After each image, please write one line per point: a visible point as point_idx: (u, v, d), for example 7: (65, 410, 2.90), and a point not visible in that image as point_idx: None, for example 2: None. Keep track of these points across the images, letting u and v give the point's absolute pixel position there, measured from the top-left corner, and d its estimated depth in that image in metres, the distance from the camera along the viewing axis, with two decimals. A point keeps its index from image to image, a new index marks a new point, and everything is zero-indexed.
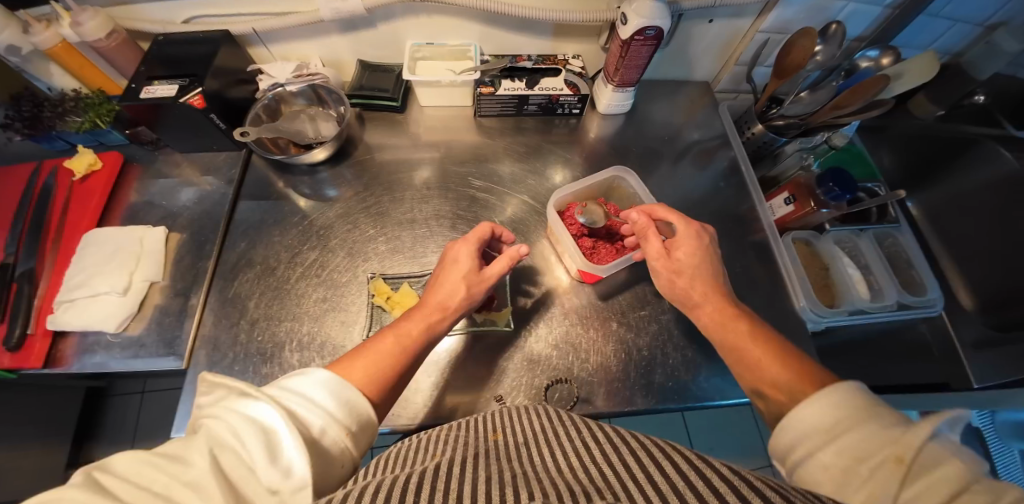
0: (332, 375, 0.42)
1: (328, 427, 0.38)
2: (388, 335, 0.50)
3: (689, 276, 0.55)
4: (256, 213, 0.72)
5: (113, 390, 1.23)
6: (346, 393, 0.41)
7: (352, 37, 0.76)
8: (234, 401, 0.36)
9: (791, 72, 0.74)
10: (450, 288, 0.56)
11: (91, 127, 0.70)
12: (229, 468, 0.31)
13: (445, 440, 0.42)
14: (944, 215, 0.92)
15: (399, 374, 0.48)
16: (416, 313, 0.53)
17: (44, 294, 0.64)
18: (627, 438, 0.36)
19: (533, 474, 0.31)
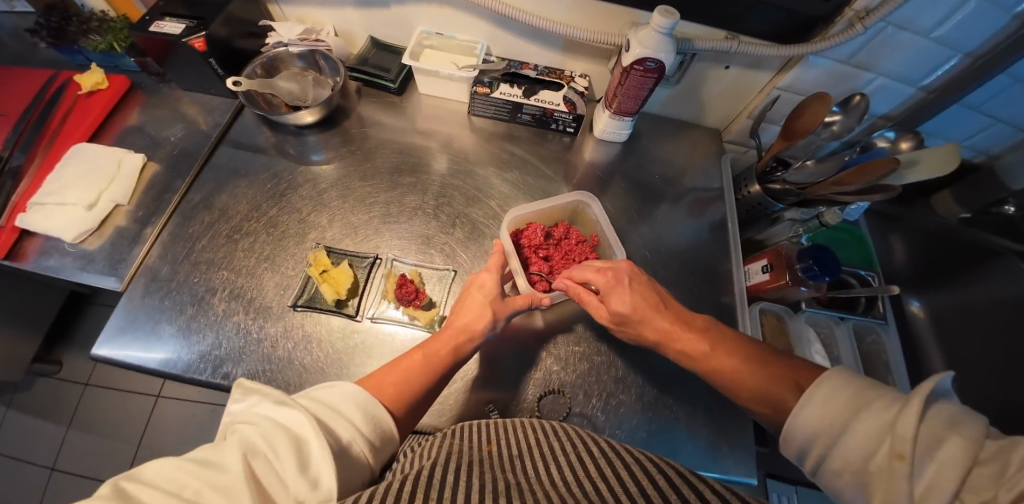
0: (360, 389, 0.42)
1: (354, 440, 0.38)
2: (416, 351, 0.52)
3: (638, 324, 0.54)
4: (233, 161, 0.74)
5: (94, 298, 1.29)
6: (372, 408, 0.41)
7: (365, 13, 0.77)
8: (268, 409, 0.37)
9: (799, 135, 0.69)
10: (474, 312, 0.56)
11: (107, 48, 0.75)
12: (261, 474, 0.31)
13: (441, 448, 0.43)
14: (949, 322, 0.85)
15: (427, 389, 0.49)
16: (442, 332, 0.54)
17: (23, 192, 0.67)
18: (621, 453, 0.38)
19: (528, 484, 0.33)
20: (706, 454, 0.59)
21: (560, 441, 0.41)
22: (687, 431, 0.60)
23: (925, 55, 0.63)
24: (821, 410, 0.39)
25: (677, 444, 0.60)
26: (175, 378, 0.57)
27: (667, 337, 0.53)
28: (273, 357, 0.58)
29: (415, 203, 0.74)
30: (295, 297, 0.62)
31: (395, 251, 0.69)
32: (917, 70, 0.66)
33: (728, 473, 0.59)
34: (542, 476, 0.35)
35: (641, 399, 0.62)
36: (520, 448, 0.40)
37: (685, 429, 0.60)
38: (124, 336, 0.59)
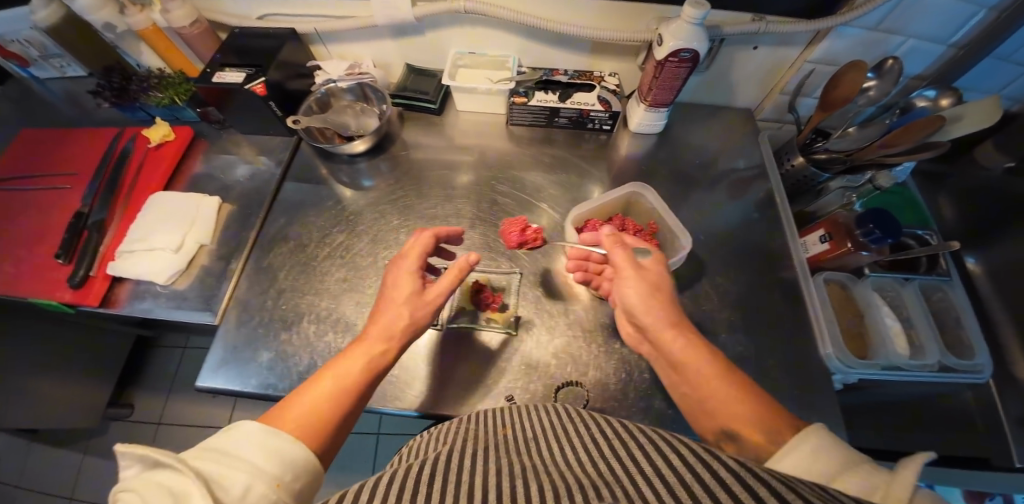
0: (259, 426, 0.38)
1: (253, 485, 0.34)
2: (326, 376, 0.46)
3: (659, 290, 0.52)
4: (297, 195, 0.79)
5: (157, 341, 1.36)
6: (276, 444, 0.37)
7: (401, 43, 0.82)
8: (154, 474, 0.31)
9: (837, 105, 0.71)
10: (388, 315, 0.53)
11: (168, 102, 0.81)
12: None
13: (455, 434, 0.44)
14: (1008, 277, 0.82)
15: (341, 419, 0.44)
16: (352, 350, 0.49)
17: (109, 243, 0.73)
18: (631, 448, 0.34)
19: (544, 468, 0.33)
20: None
21: (570, 425, 0.41)
22: None
23: (952, 13, 0.64)
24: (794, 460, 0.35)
25: None
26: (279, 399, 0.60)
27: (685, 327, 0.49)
28: None
29: (472, 214, 0.78)
30: (375, 310, 0.67)
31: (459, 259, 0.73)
32: (947, 28, 0.67)
33: None
34: (553, 459, 0.34)
35: None
36: (532, 433, 0.41)
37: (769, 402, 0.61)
38: (224, 368, 0.63)
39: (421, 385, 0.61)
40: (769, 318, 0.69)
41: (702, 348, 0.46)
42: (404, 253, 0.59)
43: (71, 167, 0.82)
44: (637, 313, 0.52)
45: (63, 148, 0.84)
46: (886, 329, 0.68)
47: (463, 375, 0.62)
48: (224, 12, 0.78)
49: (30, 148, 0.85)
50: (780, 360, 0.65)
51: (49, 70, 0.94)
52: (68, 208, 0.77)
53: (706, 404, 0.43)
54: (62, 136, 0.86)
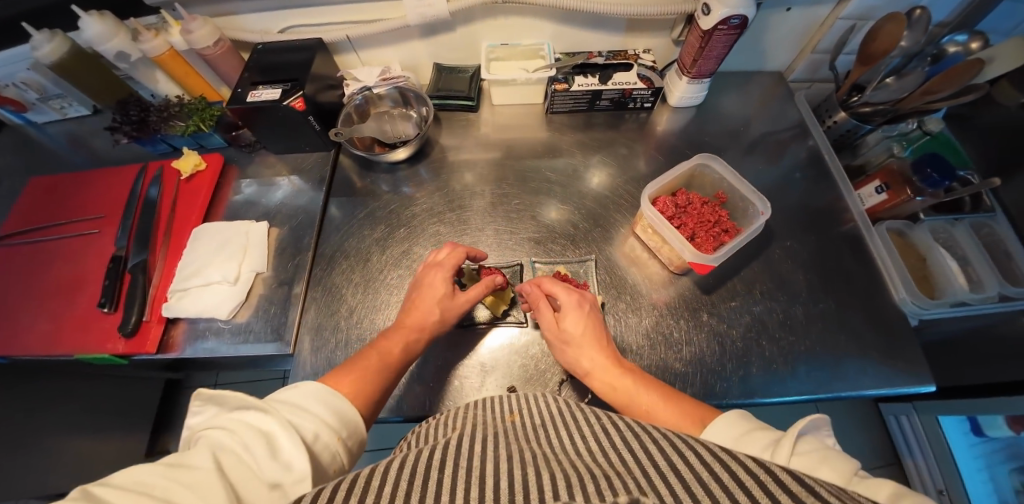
0: (325, 388, 0.44)
1: (321, 432, 0.40)
2: (370, 353, 0.52)
3: (576, 345, 0.56)
4: (344, 210, 0.76)
5: (188, 381, 1.31)
6: (334, 402, 0.43)
7: (431, 41, 0.80)
8: (236, 414, 0.39)
9: (877, 59, 0.71)
10: (425, 310, 0.58)
11: (194, 130, 0.77)
12: (231, 468, 0.34)
13: (464, 418, 0.45)
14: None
15: (383, 388, 0.50)
16: (392, 332, 0.56)
17: (157, 284, 0.69)
18: (640, 431, 0.36)
19: (551, 453, 0.34)
20: (886, 372, 0.61)
21: (579, 411, 0.43)
22: (861, 355, 0.62)
23: None
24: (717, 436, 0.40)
25: (856, 370, 0.61)
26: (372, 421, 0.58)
27: (600, 364, 0.53)
28: (462, 374, 0.62)
29: (529, 208, 0.77)
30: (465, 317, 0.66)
31: (532, 254, 0.73)
32: None
33: (909, 387, 0.60)
34: (565, 447, 0.35)
35: (807, 336, 0.64)
36: (542, 418, 0.43)
37: (858, 353, 0.63)
38: None
39: (518, 382, 0.61)
40: (841, 271, 0.69)
41: (625, 376, 0.52)
42: (435, 262, 0.63)
43: (97, 211, 0.77)
44: (574, 364, 0.56)
45: (83, 191, 0.79)
46: (949, 269, 0.70)
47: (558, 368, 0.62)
48: (242, 28, 0.75)
49: (42, 197, 0.79)
50: (859, 311, 0.66)
51: (49, 113, 0.88)
52: (102, 253, 0.72)
53: (650, 414, 0.47)
54: (78, 178, 0.81)
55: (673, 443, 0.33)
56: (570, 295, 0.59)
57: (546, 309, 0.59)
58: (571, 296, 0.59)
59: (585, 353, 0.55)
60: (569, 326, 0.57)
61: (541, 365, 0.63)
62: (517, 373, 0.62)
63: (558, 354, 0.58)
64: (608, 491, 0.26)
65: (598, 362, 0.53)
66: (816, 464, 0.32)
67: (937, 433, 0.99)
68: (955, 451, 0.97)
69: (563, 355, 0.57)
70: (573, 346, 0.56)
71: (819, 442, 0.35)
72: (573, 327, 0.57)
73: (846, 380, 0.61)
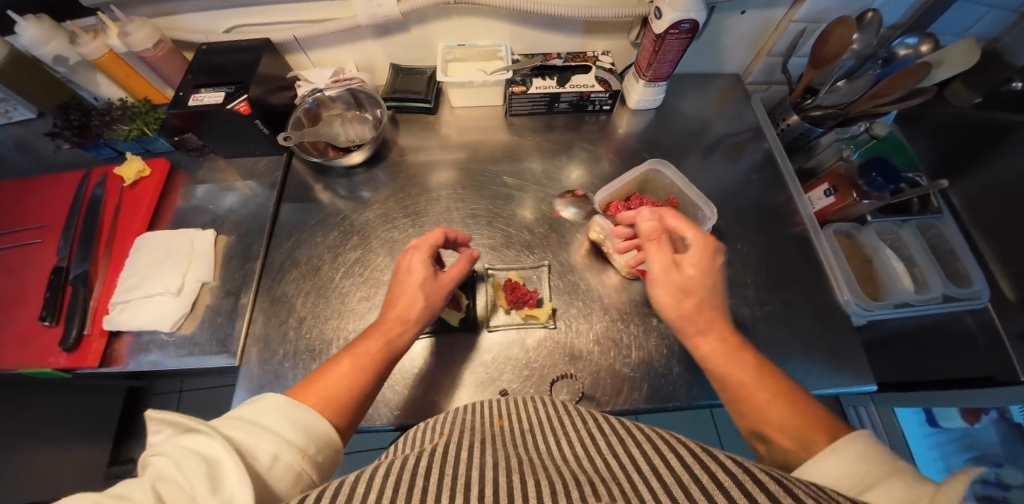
0: (282, 397, 0.42)
1: (281, 452, 0.37)
2: (344, 356, 0.50)
3: (698, 299, 0.48)
4: (298, 215, 0.74)
5: (153, 389, 1.28)
6: (302, 416, 0.41)
7: (386, 41, 0.78)
8: (180, 437, 0.35)
9: (827, 63, 0.72)
10: (408, 298, 0.56)
11: (138, 135, 0.74)
12: (170, 500, 0.28)
13: (453, 424, 0.43)
14: (982, 204, 0.87)
15: (360, 391, 0.48)
16: (373, 330, 0.54)
17: (98, 296, 0.67)
18: (636, 434, 0.35)
19: (537, 461, 0.32)
20: (829, 372, 0.63)
21: (569, 417, 0.41)
22: (805, 356, 0.64)
23: None
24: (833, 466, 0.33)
25: (801, 370, 0.63)
26: None
27: (718, 323, 0.47)
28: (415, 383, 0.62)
29: (486, 212, 0.77)
30: (413, 326, 0.65)
31: (487, 261, 0.72)
32: None
33: (849, 386, 0.62)
34: (557, 455, 0.34)
35: (755, 339, 0.65)
36: (530, 425, 0.41)
37: (802, 354, 0.64)
38: None
39: (471, 392, 0.59)
40: (789, 273, 0.71)
41: (739, 352, 0.45)
42: (414, 244, 0.61)
43: (38, 219, 0.74)
44: (668, 310, 0.50)
45: (21, 199, 0.76)
46: (893, 269, 0.73)
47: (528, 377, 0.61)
48: (186, 28, 0.72)
49: None
50: (805, 313, 0.67)
51: None
52: (43, 264, 0.69)
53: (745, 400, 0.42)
54: (17, 186, 0.77)
55: (657, 447, 0.32)
56: (702, 237, 0.51)
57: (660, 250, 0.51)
58: (702, 239, 0.51)
59: (701, 308, 0.48)
60: (694, 277, 0.49)
61: (506, 359, 0.63)
62: (471, 384, 0.61)
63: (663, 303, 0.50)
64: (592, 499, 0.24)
65: (717, 324, 0.47)
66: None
67: (891, 420, 1.05)
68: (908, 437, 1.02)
69: (668, 302, 0.50)
70: (694, 298, 0.49)
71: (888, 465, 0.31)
72: (697, 272, 0.49)
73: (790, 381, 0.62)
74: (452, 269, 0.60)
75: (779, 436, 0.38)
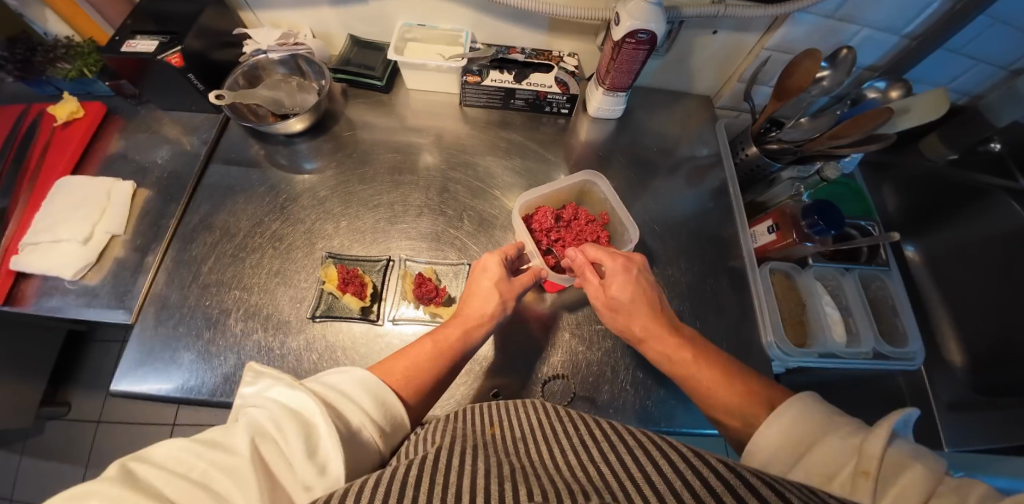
0: (370, 374, 0.41)
1: (366, 423, 0.37)
2: (426, 337, 0.50)
3: (627, 313, 0.53)
4: (226, 178, 0.72)
5: (95, 334, 1.27)
6: (384, 394, 0.40)
7: (342, 10, 0.75)
8: (279, 390, 0.36)
9: (792, 94, 0.69)
10: (481, 303, 0.55)
11: (78, 75, 0.72)
12: (268, 460, 0.31)
13: (445, 432, 0.41)
14: (944, 263, 0.86)
15: (437, 376, 0.47)
16: (452, 322, 0.53)
17: (12, 234, 0.66)
18: (630, 437, 0.35)
19: (535, 470, 0.30)
20: None
21: (557, 423, 0.40)
22: None
23: (906, 2, 0.62)
24: (783, 429, 0.38)
25: None
26: (202, 403, 0.56)
27: (655, 330, 0.51)
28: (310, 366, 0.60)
29: (421, 201, 0.74)
30: (313, 308, 0.62)
31: (406, 252, 0.70)
32: (902, 17, 0.65)
33: None
34: (553, 461, 0.33)
35: None
36: (521, 430, 0.40)
37: None
38: (142, 368, 0.57)
39: None
40: (717, 307, 0.69)
41: (705, 356, 0.48)
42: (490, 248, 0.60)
43: None
44: (624, 328, 0.54)
45: None
46: (825, 317, 0.70)
47: (501, 377, 0.60)
48: None
49: None
50: (722, 349, 0.66)
51: None
52: None
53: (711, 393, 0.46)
54: None
55: (647, 451, 0.32)
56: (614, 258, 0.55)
57: (592, 277, 0.54)
58: (615, 259, 0.55)
59: (632, 320, 0.53)
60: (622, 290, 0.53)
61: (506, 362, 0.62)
62: None
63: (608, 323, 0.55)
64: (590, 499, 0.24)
65: (653, 329, 0.51)
66: (906, 463, 0.30)
67: None
68: None
69: (610, 319, 0.55)
70: (624, 313, 0.53)
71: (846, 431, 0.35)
72: (622, 293, 0.53)
73: (692, 417, 0.60)
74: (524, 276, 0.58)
75: (733, 421, 0.44)
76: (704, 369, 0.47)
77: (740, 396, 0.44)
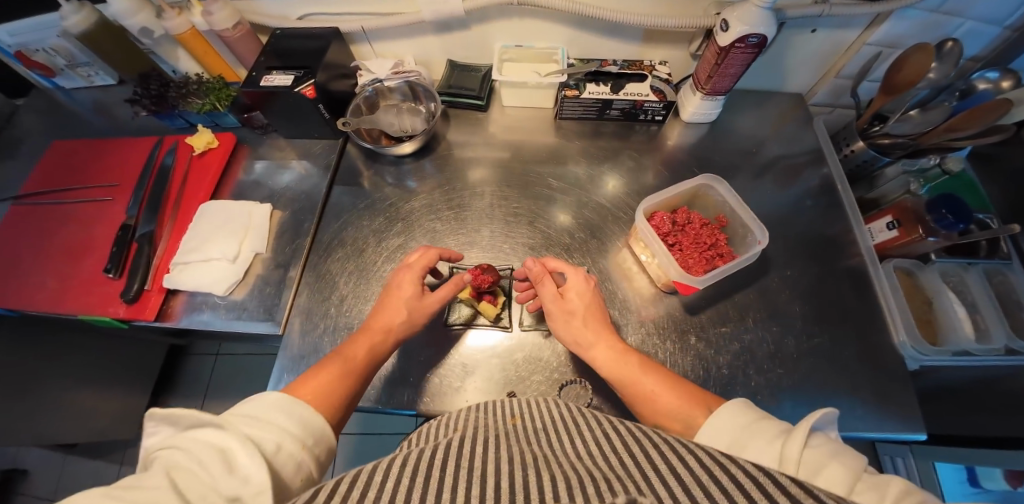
0: (281, 395, 0.41)
1: (283, 443, 0.37)
2: (333, 357, 0.50)
3: (582, 317, 0.55)
4: (348, 199, 0.78)
5: (192, 349, 1.36)
6: (300, 411, 0.41)
7: (446, 37, 0.80)
8: (188, 432, 0.35)
9: (901, 89, 0.67)
10: (390, 312, 0.56)
11: (209, 109, 0.78)
12: (188, 488, 0.29)
13: (466, 420, 0.43)
14: None
15: (352, 390, 0.48)
16: (358, 336, 0.53)
17: (161, 255, 0.70)
18: (649, 434, 0.33)
19: (554, 458, 0.31)
20: (875, 415, 0.59)
21: (581, 418, 0.40)
22: (851, 394, 0.61)
23: None
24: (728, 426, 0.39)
25: (842, 408, 0.60)
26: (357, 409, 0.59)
27: (607, 337, 0.53)
28: (442, 372, 0.62)
29: (526, 212, 0.77)
30: (447, 315, 0.66)
31: (525, 260, 0.73)
32: (1005, 9, 0.63)
33: (896, 432, 0.58)
34: (563, 454, 0.32)
35: (796, 370, 0.62)
36: (545, 423, 0.40)
37: (846, 392, 0.61)
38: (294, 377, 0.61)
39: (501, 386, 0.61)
40: (841, 307, 0.67)
41: (651, 367, 0.49)
42: (406, 263, 0.60)
43: (113, 179, 0.79)
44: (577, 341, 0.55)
45: (104, 158, 0.82)
46: (955, 316, 0.67)
47: None
48: (263, 13, 0.76)
49: (68, 159, 0.83)
50: (853, 349, 0.64)
51: (78, 79, 0.91)
52: (114, 219, 0.75)
53: (652, 399, 0.46)
54: (99, 147, 0.84)
55: (673, 448, 0.30)
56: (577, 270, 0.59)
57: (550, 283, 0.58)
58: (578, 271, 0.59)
59: (590, 326, 0.54)
60: (576, 300, 0.56)
61: None
62: (500, 379, 0.62)
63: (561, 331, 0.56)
64: (608, 492, 0.24)
65: (609, 338, 0.53)
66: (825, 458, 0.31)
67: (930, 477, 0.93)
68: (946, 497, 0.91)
69: (563, 327, 0.56)
70: (579, 317, 0.55)
71: (827, 437, 0.34)
72: (578, 298, 0.56)
73: None
74: (439, 290, 0.58)
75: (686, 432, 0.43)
76: (655, 377, 0.48)
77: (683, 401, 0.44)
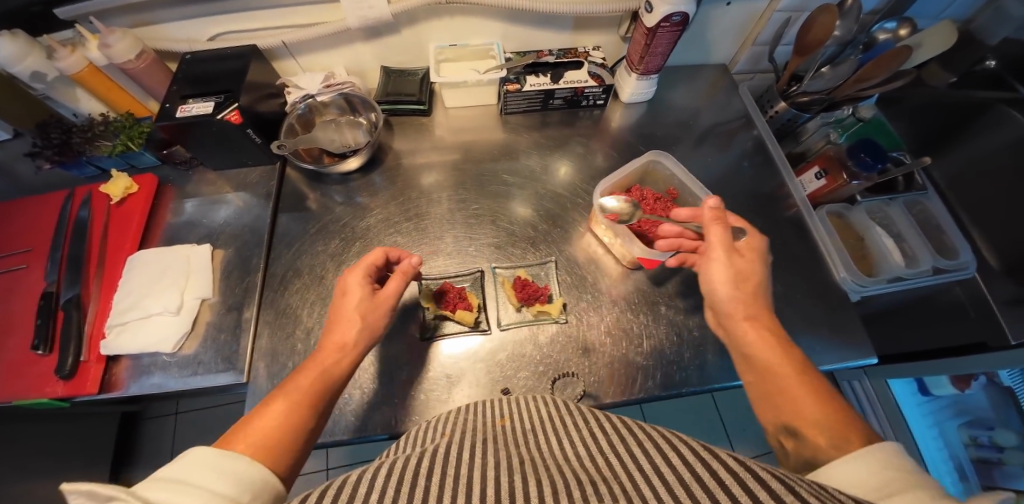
0: (203, 449, 0.33)
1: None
2: (276, 400, 0.43)
3: (756, 284, 0.51)
4: (296, 225, 0.74)
5: (147, 413, 1.23)
6: (234, 464, 0.33)
7: (376, 43, 0.77)
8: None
9: (813, 50, 0.73)
10: (344, 326, 0.52)
11: (122, 150, 0.71)
12: None
13: (452, 425, 0.41)
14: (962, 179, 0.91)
15: (313, 427, 0.44)
16: (305, 368, 0.48)
17: (93, 320, 0.63)
18: (634, 431, 0.34)
19: (543, 462, 0.30)
20: (831, 347, 0.65)
21: (569, 415, 0.39)
22: (807, 332, 0.66)
23: None
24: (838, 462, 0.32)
25: (804, 348, 0.65)
26: (341, 443, 0.56)
27: (756, 309, 0.49)
28: (427, 387, 0.60)
29: (487, 212, 0.76)
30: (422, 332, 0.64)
31: (493, 259, 0.72)
32: None
33: (852, 359, 0.64)
34: (556, 454, 0.32)
35: None
36: (532, 423, 0.38)
37: (805, 333, 0.66)
38: None
39: (489, 389, 0.60)
40: (787, 255, 0.73)
41: (773, 344, 0.45)
42: (351, 266, 0.58)
43: (21, 244, 0.70)
44: (744, 300, 0.50)
45: (4, 223, 0.72)
46: (885, 247, 0.75)
47: (617, 361, 0.62)
48: (167, 37, 0.70)
49: None
50: (805, 292, 0.70)
51: None
52: (30, 290, 0.66)
53: (798, 398, 0.40)
54: None
55: (658, 442, 0.31)
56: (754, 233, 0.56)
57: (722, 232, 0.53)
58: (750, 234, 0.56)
59: (738, 291, 0.50)
60: (749, 263, 0.53)
61: (608, 362, 0.63)
62: (486, 382, 0.61)
63: (716, 289, 0.51)
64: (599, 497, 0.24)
65: (759, 312, 0.49)
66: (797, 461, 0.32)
67: (884, 391, 1.05)
68: (906, 409, 1.03)
69: (723, 288, 0.51)
70: (753, 282, 0.51)
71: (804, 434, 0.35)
72: (749, 262, 0.53)
73: None
74: (388, 286, 0.56)
75: (815, 431, 0.38)
76: (781, 355, 0.44)
77: (827, 408, 0.39)
